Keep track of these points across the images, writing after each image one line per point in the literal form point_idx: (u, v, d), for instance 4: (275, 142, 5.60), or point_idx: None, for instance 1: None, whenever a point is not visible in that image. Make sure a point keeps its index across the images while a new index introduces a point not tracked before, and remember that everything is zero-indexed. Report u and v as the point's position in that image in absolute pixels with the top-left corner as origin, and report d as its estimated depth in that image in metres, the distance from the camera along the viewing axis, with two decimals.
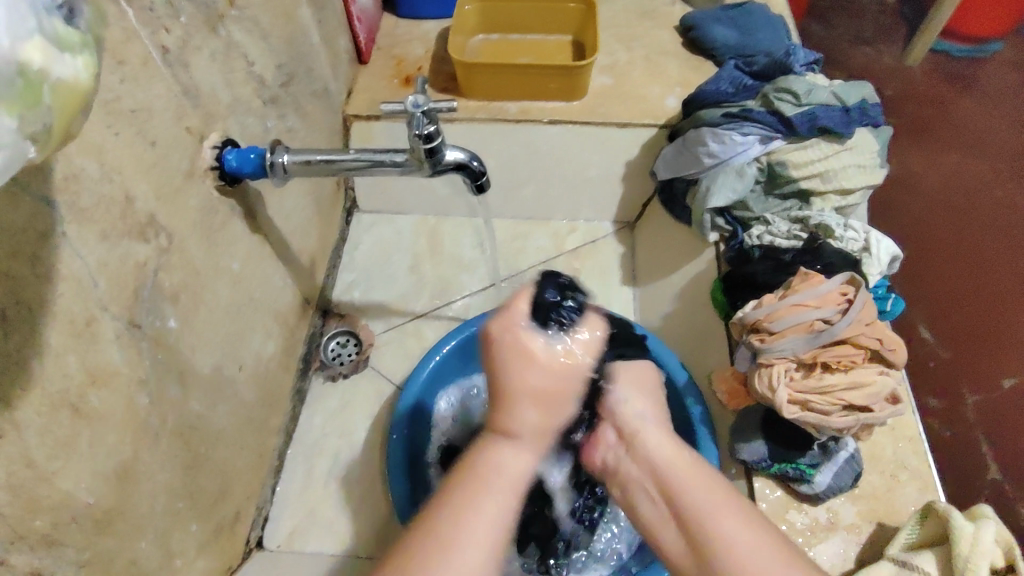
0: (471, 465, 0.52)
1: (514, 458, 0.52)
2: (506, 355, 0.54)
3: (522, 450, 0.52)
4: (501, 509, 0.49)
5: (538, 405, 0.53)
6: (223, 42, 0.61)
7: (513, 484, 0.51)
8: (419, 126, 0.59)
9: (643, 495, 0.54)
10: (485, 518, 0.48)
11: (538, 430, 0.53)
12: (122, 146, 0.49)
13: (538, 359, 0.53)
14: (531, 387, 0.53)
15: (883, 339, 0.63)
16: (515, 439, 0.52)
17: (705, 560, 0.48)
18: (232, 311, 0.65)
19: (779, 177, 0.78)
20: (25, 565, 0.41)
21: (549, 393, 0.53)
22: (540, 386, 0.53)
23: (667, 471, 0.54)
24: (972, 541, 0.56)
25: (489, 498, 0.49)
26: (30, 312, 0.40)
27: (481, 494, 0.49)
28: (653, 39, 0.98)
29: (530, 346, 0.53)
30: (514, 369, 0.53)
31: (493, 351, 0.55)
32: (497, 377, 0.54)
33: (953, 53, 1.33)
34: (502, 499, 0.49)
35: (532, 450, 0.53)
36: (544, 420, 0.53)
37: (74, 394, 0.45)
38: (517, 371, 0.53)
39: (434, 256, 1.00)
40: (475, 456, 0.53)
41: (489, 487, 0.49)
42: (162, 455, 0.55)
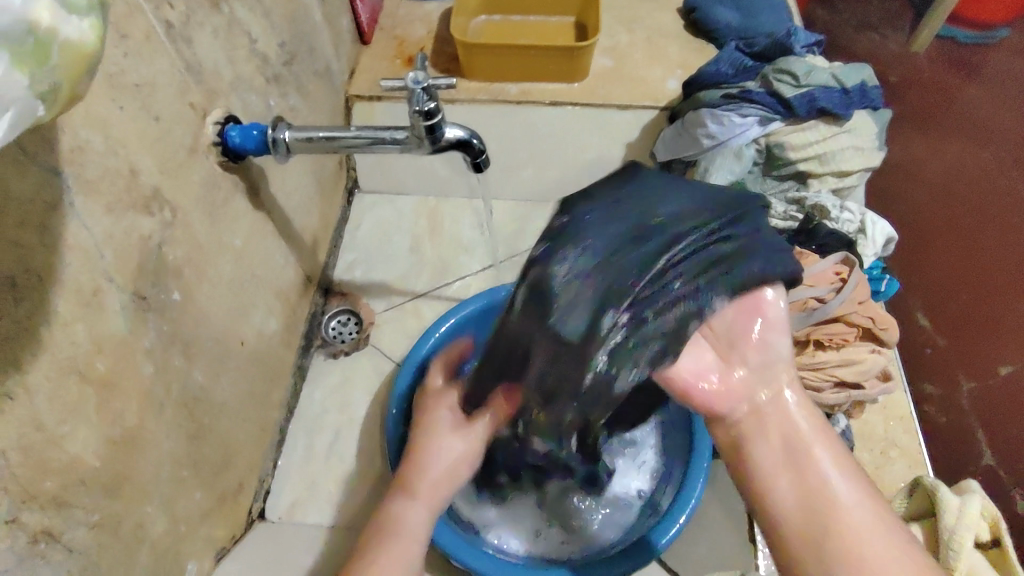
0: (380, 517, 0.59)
1: (415, 515, 0.59)
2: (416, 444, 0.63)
3: (420, 510, 0.59)
4: (406, 554, 0.56)
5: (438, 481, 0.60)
6: (226, 18, 0.62)
7: (414, 536, 0.58)
8: (419, 102, 0.60)
9: (767, 447, 0.51)
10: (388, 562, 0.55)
11: (432, 490, 0.60)
12: (127, 120, 0.50)
13: (440, 431, 0.62)
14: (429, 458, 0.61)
15: (875, 317, 0.64)
16: (415, 500, 0.59)
17: (825, 531, 0.47)
18: (235, 285, 0.66)
19: (777, 159, 0.79)
20: (36, 524, 0.42)
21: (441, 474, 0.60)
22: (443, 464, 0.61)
23: (802, 441, 0.51)
24: (957, 509, 0.58)
25: (396, 544, 0.57)
26: (39, 281, 0.42)
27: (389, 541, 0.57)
28: (655, 21, 0.98)
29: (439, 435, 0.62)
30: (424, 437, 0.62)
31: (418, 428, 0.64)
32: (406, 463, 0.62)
33: (959, 40, 1.29)
34: (405, 541, 0.57)
35: (429, 509, 0.59)
36: (440, 488, 0.60)
37: (82, 361, 0.46)
38: (423, 445, 0.62)
39: (435, 235, 1.01)
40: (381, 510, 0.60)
41: (390, 536, 0.57)
42: (167, 424, 0.57)
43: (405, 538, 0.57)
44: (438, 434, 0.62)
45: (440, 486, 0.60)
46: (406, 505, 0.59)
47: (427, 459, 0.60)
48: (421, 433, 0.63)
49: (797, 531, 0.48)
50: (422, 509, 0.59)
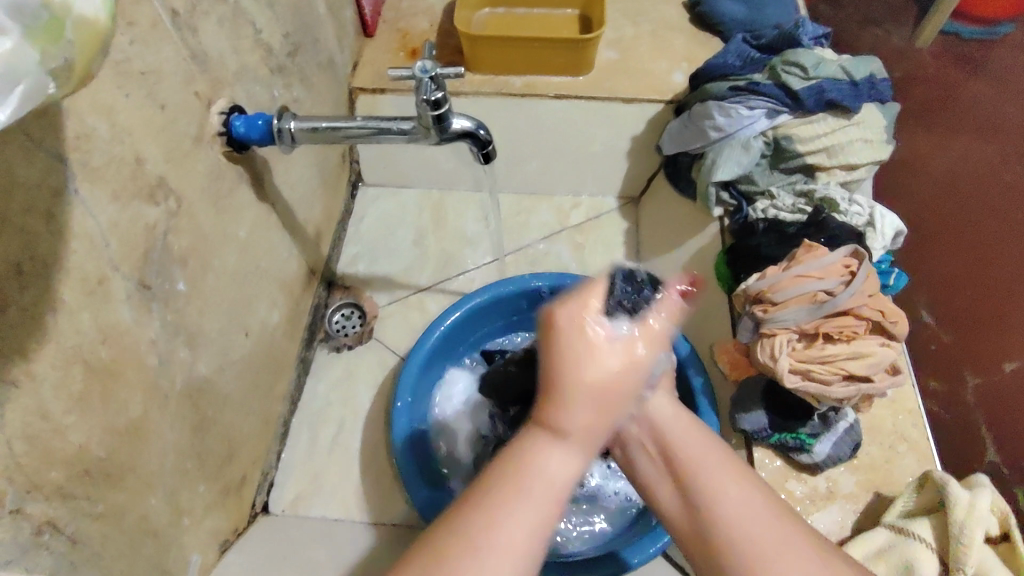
0: (508, 460, 0.41)
1: (562, 464, 0.40)
2: (568, 350, 0.42)
3: (571, 461, 0.41)
4: (547, 516, 0.39)
5: (593, 409, 0.41)
6: (231, 8, 0.61)
7: (556, 493, 0.40)
8: (427, 91, 0.59)
9: (646, 457, 0.49)
10: (518, 527, 0.38)
11: (587, 437, 0.41)
12: (133, 108, 0.49)
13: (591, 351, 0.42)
14: (588, 386, 0.41)
15: (885, 310, 0.63)
16: (565, 442, 0.41)
17: (704, 530, 0.43)
18: (239, 277, 0.66)
19: (785, 151, 0.78)
20: (40, 515, 0.42)
21: (605, 400, 0.42)
22: (598, 383, 0.42)
23: (674, 444, 0.47)
24: (968, 504, 0.57)
25: (531, 502, 0.39)
26: (45, 268, 0.41)
27: (517, 493, 0.39)
28: (661, 14, 0.98)
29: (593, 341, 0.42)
30: (571, 358, 0.42)
31: (556, 343, 0.43)
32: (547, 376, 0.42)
33: (963, 35, 1.29)
34: (544, 501, 0.39)
35: (580, 462, 0.41)
36: (595, 435, 0.42)
37: (87, 350, 0.45)
38: (572, 370, 0.42)
39: (439, 229, 1.01)
40: (510, 451, 0.42)
41: (527, 489, 0.39)
42: (172, 417, 0.56)
43: (543, 497, 0.39)
44: (590, 354, 0.42)
45: (589, 437, 0.41)
46: (545, 446, 0.41)
47: (577, 389, 0.41)
48: (560, 358, 0.42)
49: (686, 536, 0.44)
50: (571, 464, 0.41)
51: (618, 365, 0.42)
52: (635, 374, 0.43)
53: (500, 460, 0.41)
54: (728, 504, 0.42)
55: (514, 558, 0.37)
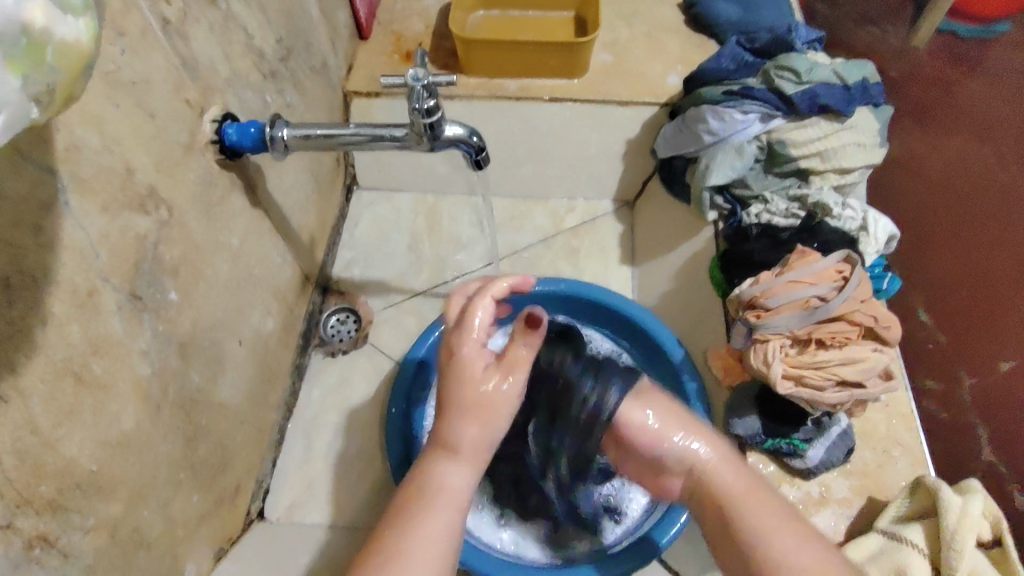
0: (418, 479, 0.57)
1: (455, 476, 0.57)
2: (457, 389, 0.56)
3: (463, 470, 0.57)
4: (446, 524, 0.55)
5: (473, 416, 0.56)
6: (222, 14, 0.61)
7: (455, 499, 0.56)
8: (418, 99, 0.59)
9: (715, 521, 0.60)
10: (426, 537, 0.54)
11: (475, 447, 0.57)
12: (122, 118, 0.49)
13: (470, 383, 0.56)
14: (469, 409, 0.56)
15: (877, 316, 0.63)
16: (454, 455, 0.57)
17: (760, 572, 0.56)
18: (232, 285, 0.66)
19: (779, 156, 0.78)
20: (32, 529, 0.42)
21: (490, 415, 0.56)
22: (467, 405, 0.56)
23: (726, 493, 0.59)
24: (959, 508, 0.58)
25: (439, 513, 0.55)
26: (33, 281, 0.41)
27: (425, 515, 0.55)
28: (655, 16, 0.97)
29: (461, 358, 0.57)
30: (460, 391, 0.56)
31: (444, 375, 0.58)
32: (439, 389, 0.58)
33: (961, 34, 1.24)
34: (448, 513, 0.55)
35: (471, 471, 0.57)
36: (486, 442, 0.57)
37: (78, 363, 0.45)
38: (458, 396, 0.56)
39: (433, 233, 1.01)
40: (418, 472, 0.58)
41: (432, 502, 0.55)
42: (164, 427, 0.56)
43: (446, 505, 0.56)
44: (464, 386, 0.56)
45: (481, 442, 0.57)
46: (444, 460, 0.57)
47: (462, 409, 0.56)
48: (450, 386, 0.57)
49: (729, 551, 0.58)
50: (465, 471, 0.57)
51: (491, 388, 0.56)
52: (514, 392, 0.56)
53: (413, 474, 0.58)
54: (799, 559, 0.54)
55: (429, 560, 0.53)
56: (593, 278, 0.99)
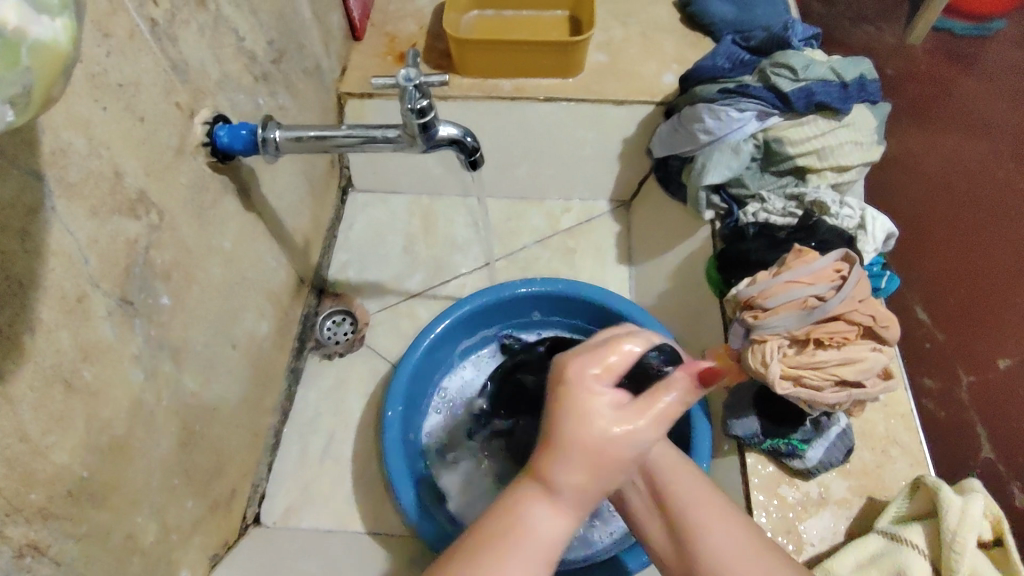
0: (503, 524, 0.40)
1: (553, 524, 0.40)
2: (580, 427, 0.39)
3: (561, 517, 0.40)
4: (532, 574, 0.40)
5: (602, 477, 0.39)
6: (212, 16, 0.60)
7: (545, 552, 0.40)
8: (411, 100, 0.58)
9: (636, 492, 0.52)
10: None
11: (581, 497, 0.40)
12: (110, 121, 0.48)
13: (596, 420, 0.39)
14: (594, 448, 0.39)
15: (876, 315, 0.63)
16: (557, 501, 0.40)
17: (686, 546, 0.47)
18: (225, 289, 0.65)
19: (775, 154, 0.77)
20: (22, 538, 0.41)
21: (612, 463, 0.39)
22: (586, 448, 0.39)
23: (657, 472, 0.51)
24: (960, 509, 0.57)
25: (517, 561, 0.39)
26: (21, 288, 0.40)
27: (507, 551, 0.40)
28: (649, 15, 0.97)
29: (612, 432, 0.39)
30: (578, 426, 0.39)
31: (559, 408, 0.40)
32: (553, 432, 0.40)
33: (957, 31, 1.25)
34: (530, 565, 0.40)
35: (569, 522, 0.41)
36: (594, 493, 0.40)
37: (68, 369, 0.45)
38: (581, 433, 0.39)
39: (429, 235, 1.00)
40: (498, 518, 0.41)
41: (514, 550, 0.40)
42: (157, 433, 0.55)
43: (530, 553, 0.40)
44: (592, 420, 0.39)
45: (598, 491, 0.40)
46: (534, 500, 0.40)
47: (594, 444, 0.39)
48: (572, 426, 0.39)
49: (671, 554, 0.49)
50: (561, 520, 0.40)
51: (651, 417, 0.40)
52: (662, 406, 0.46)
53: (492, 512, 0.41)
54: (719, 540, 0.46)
55: None
56: (589, 278, 0.98)
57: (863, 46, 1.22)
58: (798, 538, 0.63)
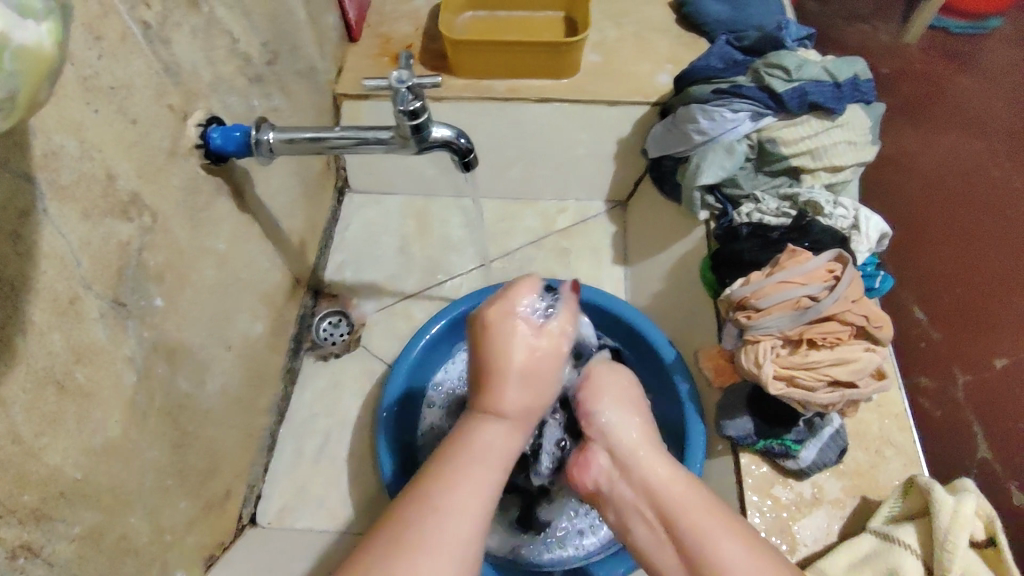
0: (458, 443, 0.46)
1: (503, 438, 0.46)
2: (501, 345, 0.47)
3: (508, 430, 0.47)
4: (491, 485, 0.45)
5: (534, 392, 0.47)
6: (205, 18, 0.60)
7: (498, 462, 0.46)
8: (403, 102, 0.58)
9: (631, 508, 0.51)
10: (468, 492, 0.43)
11: (523, 411, 0.47)
12: (102, 123, 0.48)
13: (515, 338, 0.47)
14: (516, 363, 0.47)
15: (869, 315, 0.63)
16: (503, 419, 0.47)
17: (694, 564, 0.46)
18: (219, 291, 0.65)
19: (769, 155, 0.78)
20: (15, 539, 0.41)
21: (539, 374, 0.47)
22: (508, 360, 0.47)
23: (655, 490, 0.50)
24: (952, 509, 0.57)
25: (476, 474, 0.45)
26: (13, 290, 0.40)
27: (467, 466, 0.44)
28: (644, 15, 0.97)
29: (528, 344, 0.47)
30: (501, 348, 0.47)
31: (484, 337, 0.48)
32: (484, 364, 0.48)
33: (952, 30, 1.26)
34: (488, 474, 0.45)
35: (516, 434, 0.47)
36: (531, 406, 0.47)
37: (60, 372, 0.45)
38: (503, 350, 0.47)
39: (424, 236, 1.00)
40: (452, 441, 0.47)
41: (471, 463, 0.45)
42: (151, 434, 0.56)
43: (488, 466, 0.45)
44: (508, 337, 0.47)
45: (532, 402, 0.47)
46: (485, 422, 0.47)
47: (515, 355, 0.47)
48: (494, 347, 0.47)
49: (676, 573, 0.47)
50: (507, 432, 0.47)
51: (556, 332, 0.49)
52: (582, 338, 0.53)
53: (447, 439, 0.48)
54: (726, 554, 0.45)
55: (467, 523, 0.42)
56: (584, 278, 0.98)
57: (859, 45, 1.22)
58: (791, 538, 0.63)
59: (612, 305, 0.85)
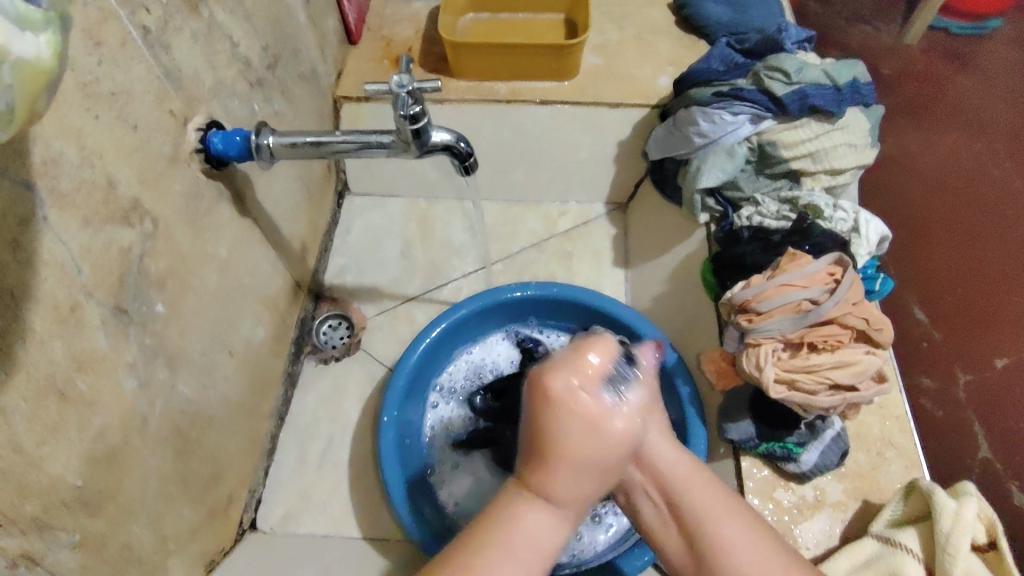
0: (500, 526, 0.44)
1: (550, 530, 0.44)
2: (561, 428, 0.44)
3: (556, 520, 0.45)
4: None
5: (588, 476, 0.45)
6: (206, 23, 0.60)
7: (542, 555, 0.44)
8: (404, 106, 0.58)
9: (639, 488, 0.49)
10: None
11: (575, 502, 0.45)
12: (102, 131, 0.48)
13: (578, 423, 0.44)
14: (580, 454, 0.44)
15: (869, 318, 0.63)
16: (554, 508, 0.44)
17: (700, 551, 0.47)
18: (220, 296, 0.65)
19: (770, 157, 0.78)
20: (16, 549, 0.41)
21: (600, 466, 0.45)
22: (570, 451, 0.44)
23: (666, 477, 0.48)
24: (954, 513, 0.57)
25: (515, 566, 0.43)
26: (13, 298, 0.40)
27: (508, 559, 0.43)
28: (645, 18, 0.97)
29: (594, 434, 0.44)
30: (564, 432, 0.44)
31: (545, 413, 0.44)
32: (541, 439, 0.44)
33: (952, 30, 1.26)
34: (528, 569, 0.43)
35: (564, 523, 0.45)
36: (584, 497, 0.45)
37: (62, 379, 0.45)
38: (567, 440, 0.44)
39: (426, 239, 1.00)
40: (493, 522, 0.45)
41: (512, 552, 0.43)
42: (153, 441, 0.56)
43: (527, 559, 0.43)
44: (575, 424, 0.44)
45: (584, 494, 0.45)
46: (529, 506, 0.44)
47: (579, 448, 0.44)
48: (555, 431, 0.44)
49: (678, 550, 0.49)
50: (555, 521, 0.45)
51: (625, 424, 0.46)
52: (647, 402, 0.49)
53: (488, 515, 0.45)
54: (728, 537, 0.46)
55: None
56: (586, 280, 0.98)
57: (859, 46, 1.22)
58: (792, 542, 0.63)
59: (620, 311, 0.84)
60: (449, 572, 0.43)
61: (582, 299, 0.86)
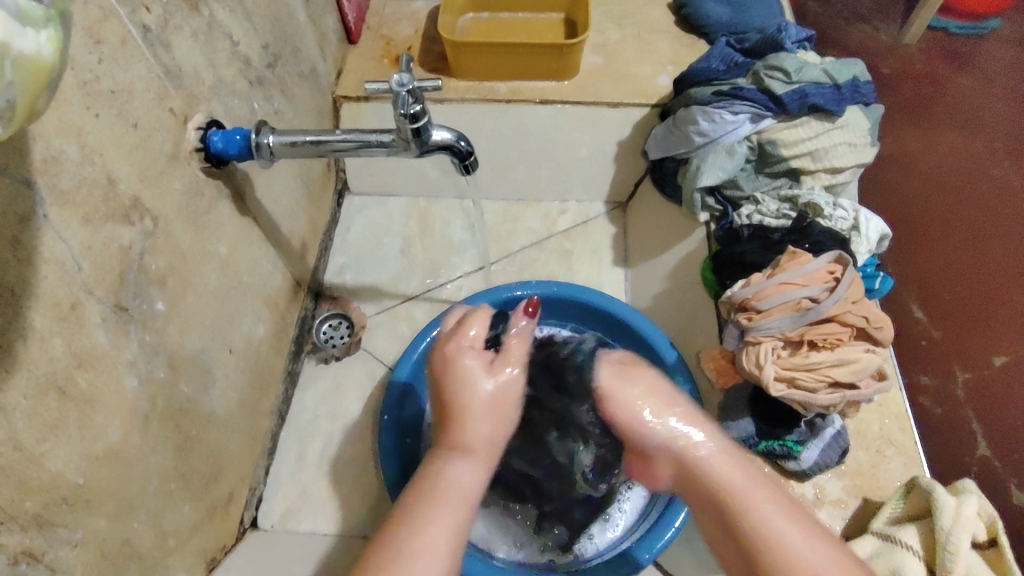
0: (424, 480, 0.52)
1: (468, 475, 0.52)
2: (457, 384, 0.55)
3: (473, 467, 0.53)
4: (459, 522, 0.49)
5: (488, 421, 0.54)
6: (206, 22, 0.60)
7: (465, 499, 0.51)
8: (404, 105, 0.58)
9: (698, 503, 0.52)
10: (439, 528, 0.48)
11: (484, 447, 0.54)
12: (103, 128, 0.48)
13: (470, 377, 0.55)
14: (473, 401, 0.54)
15: (869, 316, 0.63)
16: (467, 455, 0.53)
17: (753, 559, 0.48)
18: (221, 294, 0.65)
19: (770, 156, 0.78)
20: (17, 545, 0.41)
21: (495, 407, 0.55)
22: (468, 401, 0.54)
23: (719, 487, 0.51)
24: (955, 511, 0.58)
25: (443, 511, 0.49)
26: (13, 296, 0.40)
27: (438, 505, 0.49)
28: (644, 17, 0.97)
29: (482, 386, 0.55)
30: (460, 387, 0.55)
31: (446, 379, 0.56)
32: (448, 401, 0.56)
33: (951, 29, 1.25)
34: (456, 510, 0.50)
35: (480, 470, 0.53)
36: (490, 442, 0.54)
37: (62, 376, 0.45)
38: (462, 393, 0.55)
39: (426, 238, 1.00)
40: (422, 480, 0.52)
41: (442, 501, 0.50)
42: (153, 439, 0.56)
43: (455, 504, 0.50)
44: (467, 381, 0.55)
45: (492, 439, 0.54)
46: (451, 461, 0.53)
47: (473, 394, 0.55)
48: (456, 390, 0.55)
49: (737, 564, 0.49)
50: (474, 468, 0.52)
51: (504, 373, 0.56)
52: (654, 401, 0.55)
53: (420, 478, 0.53)
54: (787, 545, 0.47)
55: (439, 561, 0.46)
56: (585, 279, 0.98)
57: (859, 45, 1.22)
58: None
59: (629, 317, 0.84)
60: (387, 538, 0.48)
61: (587, 299, 0.86)
